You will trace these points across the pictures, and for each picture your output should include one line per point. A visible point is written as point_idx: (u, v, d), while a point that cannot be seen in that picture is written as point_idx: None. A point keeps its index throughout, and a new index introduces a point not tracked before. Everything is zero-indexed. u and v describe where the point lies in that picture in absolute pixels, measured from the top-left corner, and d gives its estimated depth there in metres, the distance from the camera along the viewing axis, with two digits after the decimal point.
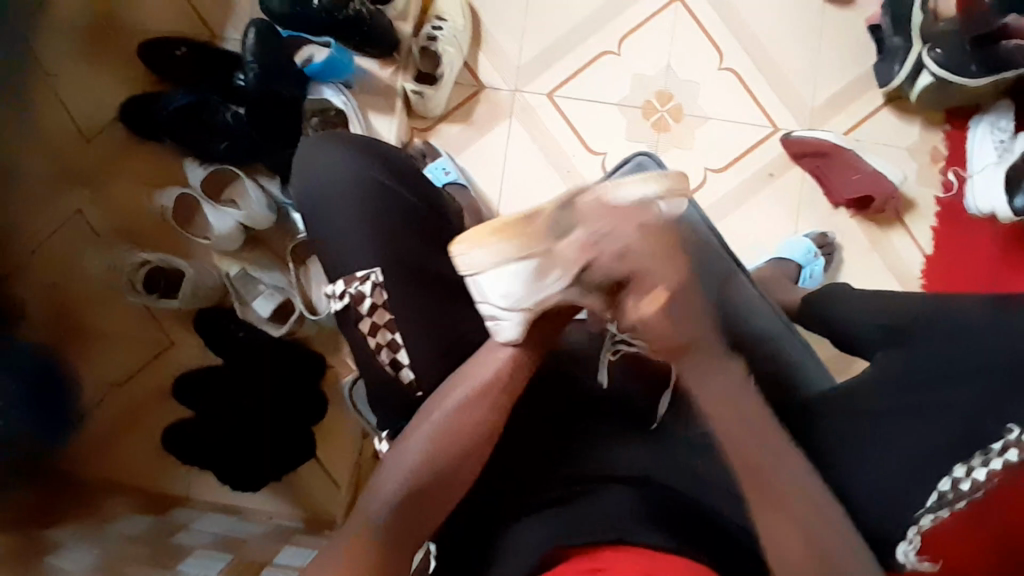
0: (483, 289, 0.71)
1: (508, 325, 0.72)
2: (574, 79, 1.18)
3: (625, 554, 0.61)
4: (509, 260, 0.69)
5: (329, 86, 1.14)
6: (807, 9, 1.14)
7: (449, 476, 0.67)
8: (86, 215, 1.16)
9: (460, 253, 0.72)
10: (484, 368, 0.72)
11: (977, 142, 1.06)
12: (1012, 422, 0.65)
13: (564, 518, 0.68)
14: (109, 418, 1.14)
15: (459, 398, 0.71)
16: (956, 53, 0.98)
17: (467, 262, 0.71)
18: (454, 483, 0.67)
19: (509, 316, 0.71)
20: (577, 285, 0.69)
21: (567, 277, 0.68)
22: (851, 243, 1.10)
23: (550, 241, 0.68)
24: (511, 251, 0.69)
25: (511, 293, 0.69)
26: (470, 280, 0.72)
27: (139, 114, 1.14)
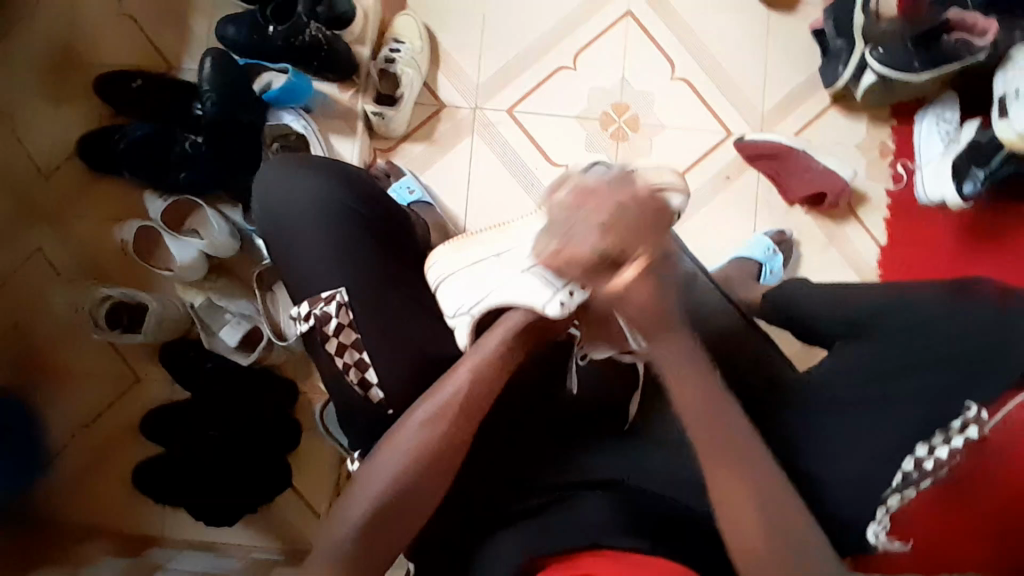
0: (446, 301, 0.77)
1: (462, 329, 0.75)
2: (533, 94, 1.20)
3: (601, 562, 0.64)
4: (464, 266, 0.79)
5: (289, 110, 1.13)
6: (753, 18, 1.18)
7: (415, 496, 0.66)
8: (47, 253, 1.14)
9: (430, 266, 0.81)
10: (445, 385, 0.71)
11: (923, 135, 1.11)
12: (972, 401, 0.74)
13: (551, 526, 0.71)
14: (76, 459, 1.11)
15: (419, 417, 0.69)
16: (899, 52, 1.03)
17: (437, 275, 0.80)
18: (419, 502, 0.67)
19: (458, 322, 0.76)
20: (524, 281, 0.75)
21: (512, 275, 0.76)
22: (808, 239, 1.14)
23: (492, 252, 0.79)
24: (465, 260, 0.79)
25: (463, 297, 0.76)
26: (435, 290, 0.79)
27: (94, 147, 1.12)
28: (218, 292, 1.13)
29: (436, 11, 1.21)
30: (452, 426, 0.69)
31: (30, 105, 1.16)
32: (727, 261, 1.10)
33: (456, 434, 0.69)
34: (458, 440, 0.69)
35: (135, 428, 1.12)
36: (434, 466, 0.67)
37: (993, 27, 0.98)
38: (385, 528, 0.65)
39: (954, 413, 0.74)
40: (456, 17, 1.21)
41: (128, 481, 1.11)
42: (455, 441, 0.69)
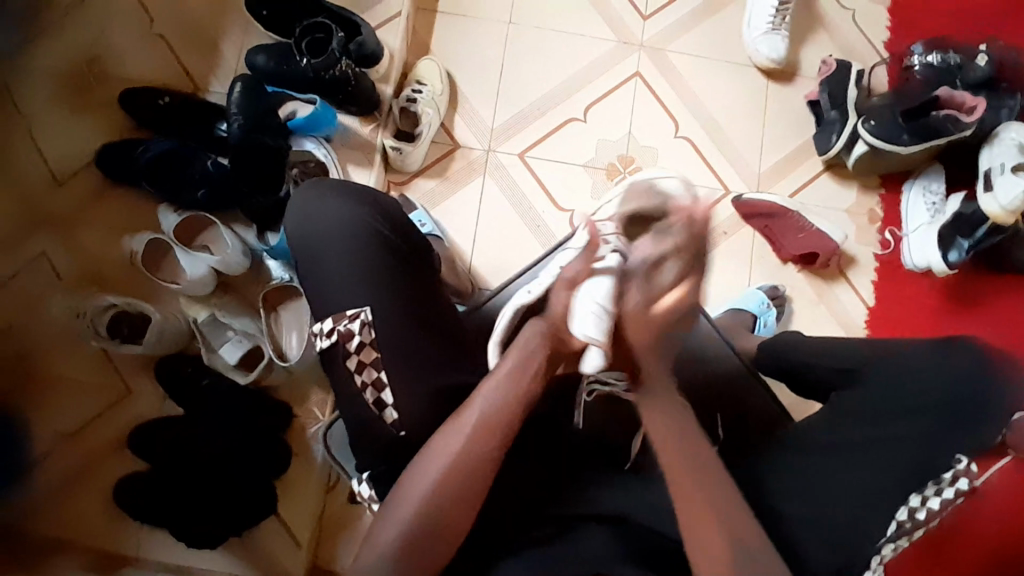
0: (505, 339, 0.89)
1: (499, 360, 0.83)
2: (544, 141, 1.26)
3: None
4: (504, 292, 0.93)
5: (311, 139, 1.17)
6: (752, 87, 1.27)
7: (431, 537, 0.69)
8: (52, 259, 1.14)
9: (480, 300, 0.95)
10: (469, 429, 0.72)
11: (911, 204, 1.18)
12: (961, 454, 0.78)
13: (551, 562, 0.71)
14: (54, 471, 1.07)
15: (445, 458, 0.71)
16: (889, 124, 1.11)
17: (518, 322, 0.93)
18: (454, 526, 0.70)
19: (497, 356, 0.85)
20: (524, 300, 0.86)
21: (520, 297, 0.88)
22: (800, 296, 1.19)
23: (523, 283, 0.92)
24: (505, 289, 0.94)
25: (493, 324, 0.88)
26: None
27: (112, 157, 1.14)
28: (222, 308, 1.13)
29: (458, 57, 1.28)
30: (478, 448, 0.71)
31: (53, 114, 1.18)
32: (723, 311, 1.14)
33: (476, 471, 0.70)
34: (486, 465, 0.71)
35: (121, 442, 1.10)
36: (466, 493, 0.70)
37: (980, 105, 1.07)
38: (416, 551, 0.69)
39: (946, 465, 0.78)
40: (476, 64, 1.28)
41: (107, 497, 1.07)
42: (481, 467, 0.71)
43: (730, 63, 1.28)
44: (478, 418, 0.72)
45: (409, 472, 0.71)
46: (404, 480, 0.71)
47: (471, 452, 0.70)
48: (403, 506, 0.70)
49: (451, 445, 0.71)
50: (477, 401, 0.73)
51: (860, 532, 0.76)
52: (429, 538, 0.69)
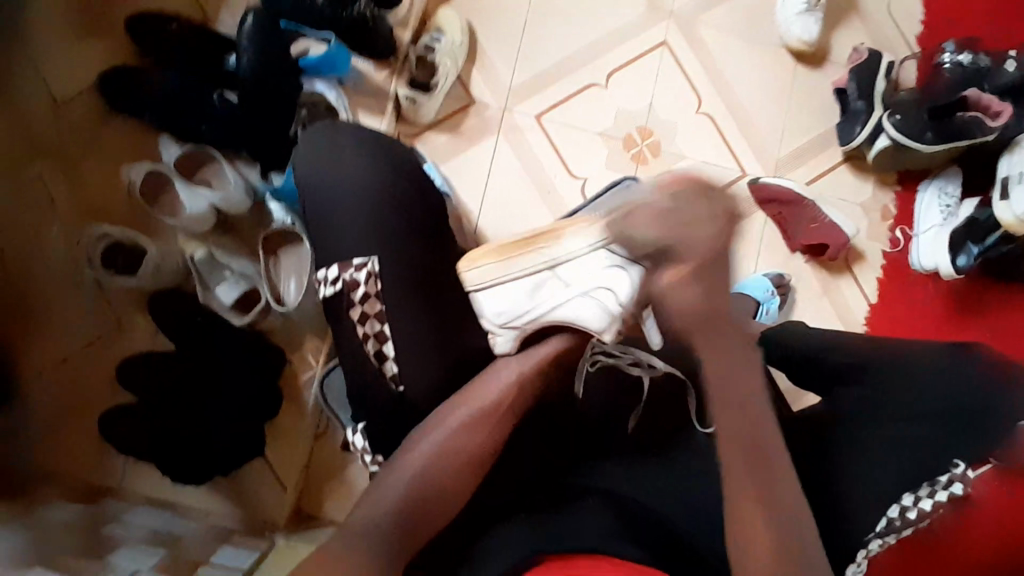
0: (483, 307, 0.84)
1: (503, 340, 0.84)
2: (563, 104, 1.22)
3: (601, 565, 0.64)
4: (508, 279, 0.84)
5: (322, 80, 1.13)
6: (779, 69, 1.23)
7: (444, 489, 0.71)
8: (48, 185, 1.09)
9: (466, 273, 0.83)
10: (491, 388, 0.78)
11: (924, 206, 1.16)
12: (959, 459, 0.76)
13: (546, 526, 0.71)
14: (39, 399, 1.06)
15: (464, 413, 0.76)
16: (913, 121, 1.09)
17: (472, 277, 0.84)
18: (455, 492, 0.72)
19: (502, 333, 0.83)
20: (569, 305, 0.83)
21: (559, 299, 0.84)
22: (804, 286, 1.18)
23: (545, 266, 0.85)
24: (502, 273, 0.84)
25: (505, 312, 0.83)
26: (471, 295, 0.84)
27: (115, 83, 1.10)
28: (220, 248, 1.10)
29: (480, 9, 1.23)
30: (483, 418, 0.76)
31: (54, 31, 1.13)
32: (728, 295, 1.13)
33: (495, 427, 0.76)
34: (490, 439, 0.75)
35: (111, 375, 1.09)
36: (468, 460, 0.73)
37: (1006, 111, 1.06)
38: (419, 512, 0.69)
39: (941, 467, 0.76)
40: (498, 18, 1.23)
41: (94, 427, 1.07)
42: (485, 438, 0.75)
43: (760, 41, 1.24)
44: (509, 380, 0.79)
45: (431, 421, 0.76)
46: (405, 449, 0.74)
47: (476, 420, 0.75)
48: (404, 469, 0.72)
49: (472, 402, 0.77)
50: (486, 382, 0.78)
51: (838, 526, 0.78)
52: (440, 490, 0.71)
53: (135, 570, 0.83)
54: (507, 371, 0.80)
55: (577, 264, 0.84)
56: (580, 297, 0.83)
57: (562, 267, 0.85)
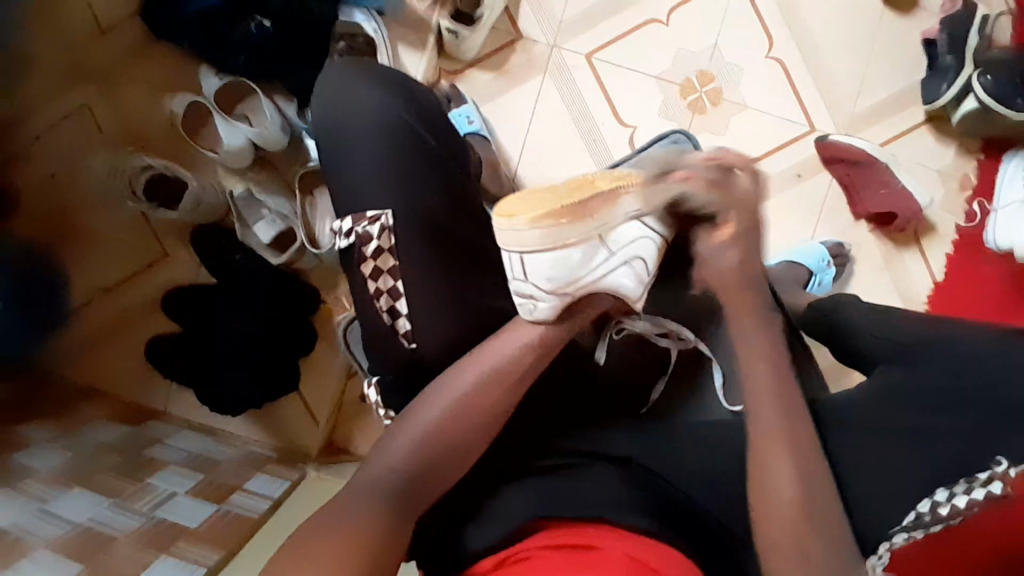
0: (526, 269, 0.74)
1: (543, 306, 0.74)
2: (617, 43, 1.13)
3: (604, 533, 0.64)
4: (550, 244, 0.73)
5: (361, 10, 1.07)
6: (866, 9, 1.09)
7: (451, 453, 0.69)
8: (95, 113, 1.11)
9: (509, 227, 0.73)
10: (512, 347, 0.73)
11: (1008, 177, 1.03)
12: (1002, 457, 0.67)
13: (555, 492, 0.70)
14: (91, 322, 1.12)
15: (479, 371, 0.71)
16: (1007, 83, 0.96)
17: (509, 237, 0.74)
18: (454, 464, 0.69)
19: (547, 299, 0.73)
20: (616, 274, 0.74)
21: (609, 266, 0.74)
22: (864, 255, 1.09)
23: (596, 232, 0.73)
24: (563, 236, 0.73)
25: (556, 276, 0.73)
26: (515, 256, 0.74)
27: (155, 10, 1.07)
28: (258, 185, 1.11)
29: None
30: (489, 390, 0.71)
31: None
32: (778, 262, 1.06)
33: (511, 390, 0.71)
34: (496, 411, 0.71)
35: (156, 303, 1.13)
36: (471, 434, 0.69)
37: None
38: (416, 481, 0.67)
39: (981, 465, 0.67)
40: None
41: (140, 352, 1.12)
42: (491, 411, 0.71)
43: None
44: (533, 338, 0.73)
45: (445, 376, 0.72)
46: (414, 407, 0.71)
47: (482, 391, 0.70)
48: (405, 437, 0.68)
49: (488, 361, 0.72)
50: (496, 351, 0.72)
51: None
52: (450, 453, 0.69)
53: (172, 493, 0.89)
54: (532, 327, 0.74)
55: (625, 229, 0.73)
56: (623, 265, 0.74)
57: (613, 234, 0.74)
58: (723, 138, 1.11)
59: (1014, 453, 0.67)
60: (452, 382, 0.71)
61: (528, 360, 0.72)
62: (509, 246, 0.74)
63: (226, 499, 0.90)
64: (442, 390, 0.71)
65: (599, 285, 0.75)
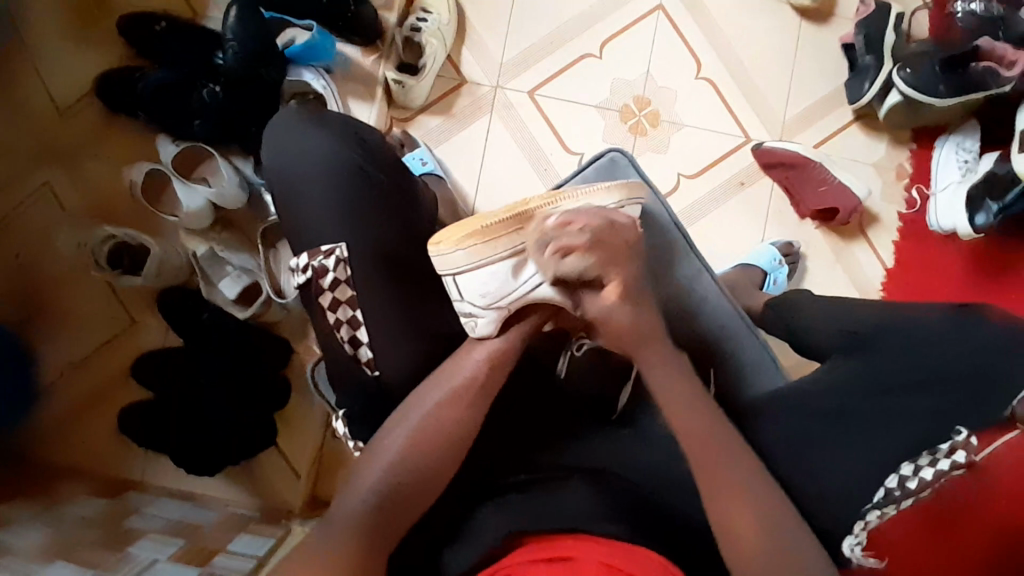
0: (462, 288, 0.77)
1: (483, 322, 0.77)
2: (557, 78, 1.19)
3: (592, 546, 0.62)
4: (489, 259, 0.76)
5: (310, 69, 1.11)
6: (784, 27, 1.17)
7: (420, 483, 0.70)
8: (55, 189, 1.13)
9: (440, 252, 0.76)
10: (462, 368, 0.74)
11: (942, 162, 1.10)
12: (961, 426, 0.73)
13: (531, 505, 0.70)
14: (62, 398, 1.11)
15: (435, 397, 0.73)
16: (928, 73, 1.02)
17: (443, 262, 0.77)
18: (424, 489, 0.70)
19: (485, 314, 0.77)
20: (538, 290, 0.76)
21: (529, 283, 0.76)
22: (815, 252, 1.14)
23: (508, 252, 0.76)
24: (488, 253, 0.76)
25: (490, 292, 0.76)
26: (449, 279, 0.77)
27: (109, 86, 1.11)
28: (222, 244, 1.13)
29: None
30: (453, 408, 0.72)
31: (51, 39, 1.14)
32: (731, 267, 1.10)
33: (472, 408, 0.73)
34: (460, 427, 0.72)
35: (127, 371, 1.13)
36: (437, 460, 0.71)
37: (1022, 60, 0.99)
38: (394, 503, 0.68)
39: (943, 436, 0.73)
40: None
41: (114, 424, 1.11)
42: (456, 429, 0.72)
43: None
44: (488, 352, 0.76)
45: (410, 403, 0.74)
46: (380, 437, 0.72)
47: (446, 407, 0.72)
48: (376, 461, 0.70)
49: (440, 385, 0.74)
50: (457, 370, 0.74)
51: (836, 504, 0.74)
52: (417, 483, 0.70)
53: (154, 560, 0.83)
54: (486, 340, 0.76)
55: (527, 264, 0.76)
56: (537, 286, 0.76)
57: (525, 260, 0.76)
58: (667, 155, 1.17)
59: (969, 422, 0.73)
60: (418, 405, 0.73)
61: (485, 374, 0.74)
62: (440, 269, 0.77)
63: (210, 560, 0.85)
64: (408, 417, 0.73)
65: (532, 297, 0.76)
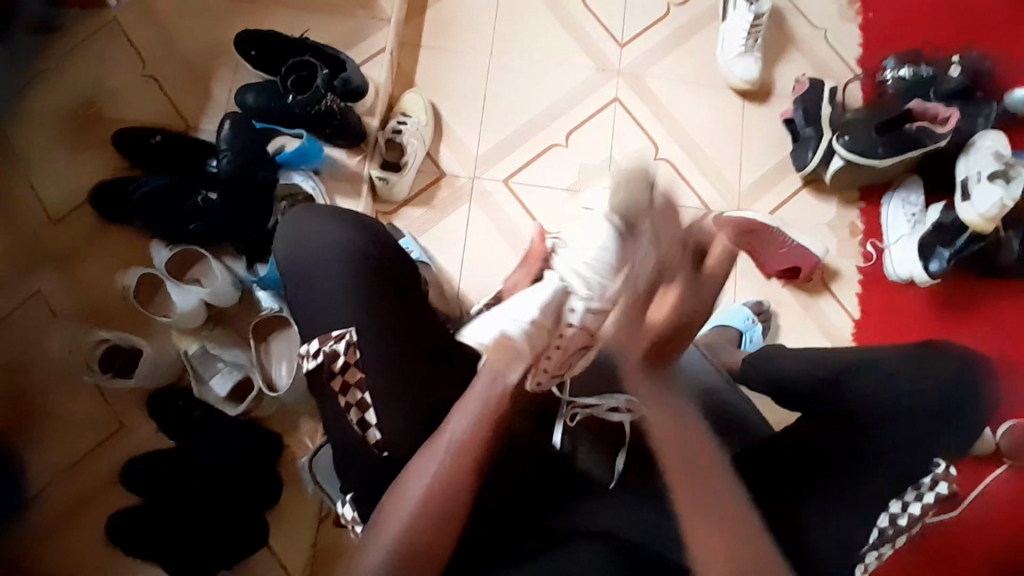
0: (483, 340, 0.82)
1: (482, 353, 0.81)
2: (530, 165, 1.28)
3: None
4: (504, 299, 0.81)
5: (299, 171, 1.19)
6: (730, 109, 1.30)
7: (425, 555, 0.71)
8: (47, 295, 1.16)
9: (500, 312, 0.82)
10: (458, 430, 0.74)
11: (891, 217, 1.20)
12: (939, 459, 0.78)
13: None
14: (51, 509, 1.09)
15: (434, 463, 0.72)
16: (862, 139, 1.15)
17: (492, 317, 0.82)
18: (431, 561, 0.71)
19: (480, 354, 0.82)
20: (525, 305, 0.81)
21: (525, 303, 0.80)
22: (786, 309, 1.20)
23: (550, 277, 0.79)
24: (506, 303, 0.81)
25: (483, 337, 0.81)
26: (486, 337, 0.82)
27: (105, 195, 1.17)
28: (213, 341, 1.16)
29: (442, 86, 1.31)
30: (450, 476, 0.72)
31: (50, 156, 1.21)
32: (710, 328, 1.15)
33: (468, 476, 0.73)
34: (460, 493, 0.72)
35: (116, 477, 1.11)
36: (439, 532, 0.71)
37: (953, 116, 1.10)
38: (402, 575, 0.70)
39: (926, 469, 0.78)
40: (459, 93, 1.31)
41: (101, 532, 1.08)
42: (454, 498, 0.72)
43: (708, 86, 1.31)
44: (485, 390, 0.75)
45: (411, 466, 0.73)
46: (384, 506, 0.73)
47: (444, 479, 0.72)
48: (383, 535, 0.71)
49: (440, 447, 0.73)
50: (447, 429, 0.74)
51: (837, 547, 0.75)
52: (422, 555, 0.70)
53: None
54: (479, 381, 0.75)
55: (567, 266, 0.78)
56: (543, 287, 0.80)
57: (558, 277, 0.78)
58: None
59: (945, 453, 0.78)
60: (415, 473, 0.73)
61: (480, 431, 0.74)
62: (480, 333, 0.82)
63: None
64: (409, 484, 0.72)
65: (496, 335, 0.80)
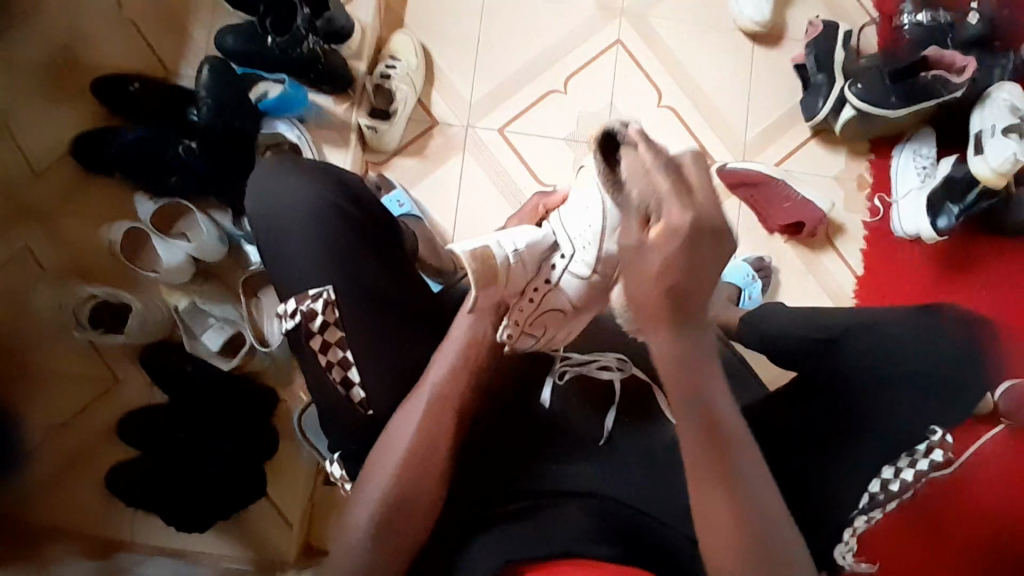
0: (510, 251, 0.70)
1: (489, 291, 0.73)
2: (526, 114, 1.23)
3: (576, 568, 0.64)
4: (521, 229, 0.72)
5: (284, 119, 1.14)
6: (738, 52, 1.23)
7: (408, 516, 0.70)
8: (33, 250, 1.14)
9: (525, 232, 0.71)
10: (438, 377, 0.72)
11: (901, 167, 1.16)
12: (937, 425, 0.74)
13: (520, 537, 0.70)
14: (48, 462, 1.10)
15: (416, 413, 0.71)
16: (874, 87, 1.09)
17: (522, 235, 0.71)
18: (419, 521, 0.70)
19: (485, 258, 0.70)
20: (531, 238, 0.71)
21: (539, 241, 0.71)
22: (787, 265, 1.17)
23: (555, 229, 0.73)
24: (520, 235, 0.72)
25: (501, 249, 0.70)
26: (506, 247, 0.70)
27: (85, 146, 1.13)
28: (202, 295, 1.13)
29: (435, 26, 1.24)
30: (433, 429, 0.71)
31: (26, 101, 1.16)
32: None
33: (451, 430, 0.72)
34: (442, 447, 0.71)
35: (113, 431, 1.12)
36: (426, 489, 0.71)
37: (970, 65, 1.04)
38: (391, 529, 0.69)
39: (920, 437, 0.74)
40: (453, 34, 1.24)
41: (100, 484, 1.10)
42: (437, 451, 0.71)
43: (717, 27, 1.24)
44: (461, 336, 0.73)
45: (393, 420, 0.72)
46: (370, 462, 0.72)
47: (424, 431, 0.71)
48: (371, 492, 0.70)
49: (422, 398, 0.72)
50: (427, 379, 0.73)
51: (824, 516, 0.75)
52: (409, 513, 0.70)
53: None
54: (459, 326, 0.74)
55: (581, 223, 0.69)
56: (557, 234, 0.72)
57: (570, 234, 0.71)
58: None
59: (944, 421, 0.74)
60: (399, 426, 0.72)
61: (458, 384, 0.73)
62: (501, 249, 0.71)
63: None
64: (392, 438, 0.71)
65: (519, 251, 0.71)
